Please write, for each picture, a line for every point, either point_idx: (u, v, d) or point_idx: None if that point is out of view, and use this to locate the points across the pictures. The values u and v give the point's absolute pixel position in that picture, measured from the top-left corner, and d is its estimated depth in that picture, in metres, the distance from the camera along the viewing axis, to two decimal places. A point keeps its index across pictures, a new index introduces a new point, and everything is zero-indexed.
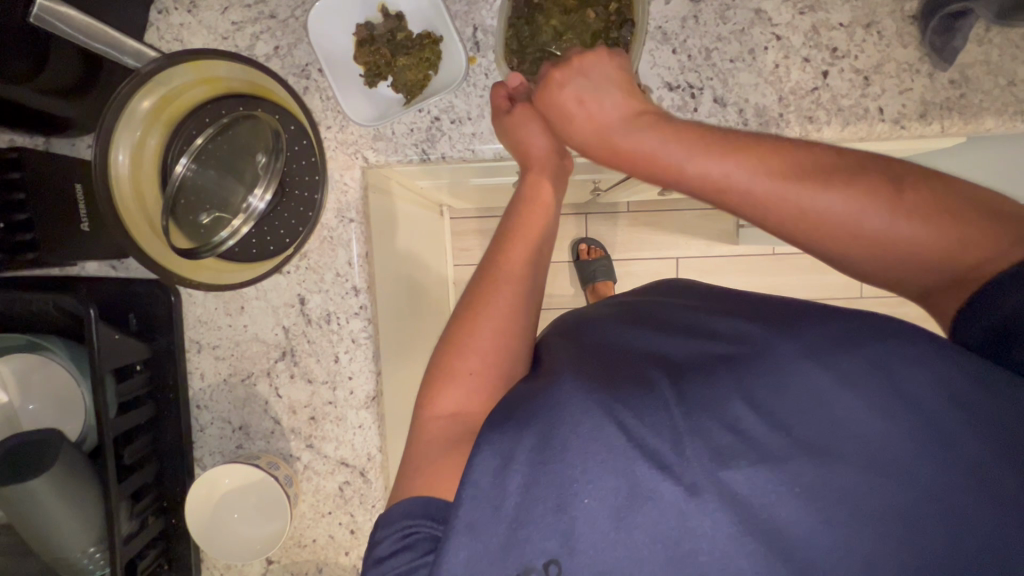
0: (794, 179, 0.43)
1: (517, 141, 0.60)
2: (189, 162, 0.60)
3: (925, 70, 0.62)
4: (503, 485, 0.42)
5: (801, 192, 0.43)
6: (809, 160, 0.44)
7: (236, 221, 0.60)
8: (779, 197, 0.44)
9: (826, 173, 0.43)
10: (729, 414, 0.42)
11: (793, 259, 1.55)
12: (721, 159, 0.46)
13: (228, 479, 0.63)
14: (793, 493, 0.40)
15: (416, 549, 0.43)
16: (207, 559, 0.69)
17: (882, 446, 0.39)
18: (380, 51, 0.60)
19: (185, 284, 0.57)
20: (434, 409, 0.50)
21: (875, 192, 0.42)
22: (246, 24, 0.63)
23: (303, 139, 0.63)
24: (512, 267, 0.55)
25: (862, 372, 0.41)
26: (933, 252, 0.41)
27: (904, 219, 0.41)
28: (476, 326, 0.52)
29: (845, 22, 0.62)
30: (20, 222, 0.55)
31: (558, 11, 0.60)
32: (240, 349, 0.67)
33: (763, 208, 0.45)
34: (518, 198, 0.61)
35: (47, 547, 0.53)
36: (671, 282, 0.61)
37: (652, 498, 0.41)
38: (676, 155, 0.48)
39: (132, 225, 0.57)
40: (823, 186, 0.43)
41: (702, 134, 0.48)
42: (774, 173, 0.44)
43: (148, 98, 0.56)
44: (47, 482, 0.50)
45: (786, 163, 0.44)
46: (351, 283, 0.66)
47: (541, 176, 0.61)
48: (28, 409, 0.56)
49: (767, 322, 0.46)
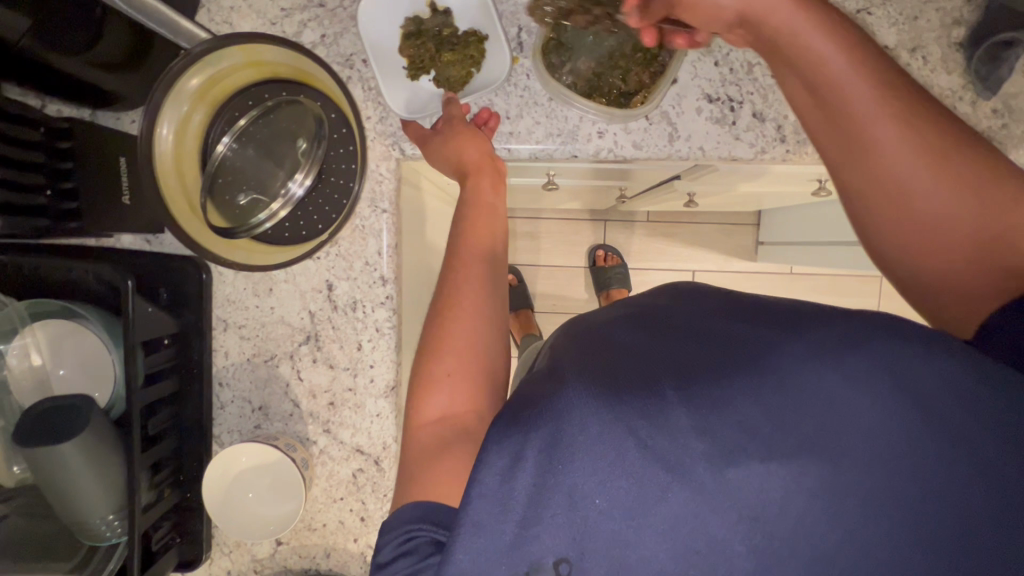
0: (903, 113, 0.43)
1: (452, 155, 0.60)
2: (230, 142, 0.62)
3: (967, 98, 0.61)
4: (511, 483, 0.42)
5: (903, 120, 0.43)
6: (942, 119, 0.43)
7: (275, 204, 0.62)
8: (885, 121, 0.43)
9: (951, 144, 0.43)
10: (736, 415, 0.41)
11: (810, 279, 1.54)
12: (846, 56, 0.44)
13: (245, 457, 0.63)
14: (801, 489, 0.39)
15: (417, 553, 0.43)
16: (218, 536, 0.69)
17: (892, 449, 0.39)
18: (425, 45, 0.61)
19: (218, 262, 0.58)
20: (421, 415, 0.50)
21: (952, 157, 0.43)
22: (295, 11, 0.64)
23: (344, 127, 0.63)
24: (468, 258, 0.56)
25: (870, 375, 0.40)
26: (994, 255, 0.43)
27: (967, 193, 0.43)
28: (450, 324, 0.53)
29: (890, 45, 0.62)
30: (67, 190, 0.56)
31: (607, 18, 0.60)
32: (266, 330, 0.68)
33: (869, 140, 0.44)
34: (461, 204, 0.60)
35: (69, 511, 0.53)
36: (669, 285, 0.58)
37: (661, 497, 0.40)
38: (829, 57, 0.44)
39: (171, 200, 0.57)
40: (919, 125, 0.43)
41: (861, 48, 0.44)
42: (892, 101, 0.43)
43: (196, 78, 0.57)
44: (76, 446, 0.50)
45: (905, 92, 0.44)
46: (379, 273, 0.66)
47: (483, 179, 0.60)
48: (59, 374, 0.56)
49: (774, 323, 0.46)
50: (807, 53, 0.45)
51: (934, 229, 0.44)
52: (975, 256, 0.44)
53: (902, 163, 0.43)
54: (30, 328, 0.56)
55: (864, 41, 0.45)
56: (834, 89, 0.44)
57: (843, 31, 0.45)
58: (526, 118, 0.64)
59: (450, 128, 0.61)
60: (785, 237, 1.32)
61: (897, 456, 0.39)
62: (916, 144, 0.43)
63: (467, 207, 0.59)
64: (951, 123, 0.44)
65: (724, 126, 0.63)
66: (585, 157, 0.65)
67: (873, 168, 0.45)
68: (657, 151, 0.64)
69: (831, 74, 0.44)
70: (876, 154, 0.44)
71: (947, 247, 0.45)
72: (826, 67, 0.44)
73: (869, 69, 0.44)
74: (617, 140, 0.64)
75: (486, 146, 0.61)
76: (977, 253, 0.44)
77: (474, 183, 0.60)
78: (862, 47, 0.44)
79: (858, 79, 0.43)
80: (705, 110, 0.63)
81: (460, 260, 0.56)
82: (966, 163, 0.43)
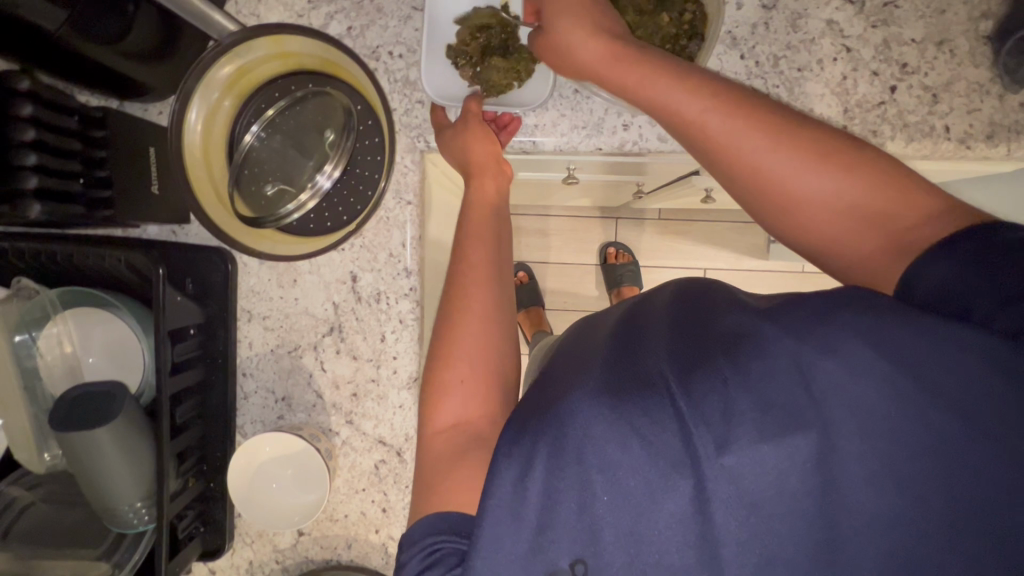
0: (737, 121, 0.45)
1: (458, 149, 0.61)
2: (258, 132, 0.63)
3: (995, 91, 0.61)
4: (524, 494, 0.42)
5: (742, 126, 0.44)
6: (780, 117, 0.45)
7: (303, 196, 0.63)
8: (723, 130, 0.45)
9: (796, 135, 0.44)
10: (724, 402, 0.40)
11: (822, 278, 1.53)
12: (678, 80, 0.47)
13: (270, 446, 0.64)
14: (794, 473, 0.38)
15: (445, 565, 0.42)
16: (240, 526, 0.70)
17: (909, 432, 0.37)
18: (478, 40, 0.61)
19: (250, 253, 0.59)
20: (438, 421, 0.49)
21: (801, 139, 0.44)
22: (322, 4, 0.64)
23: (370, 117, 0.64)
24: (475, 259, 0.56)
25: (869, 362, 0.37)
26: (895, 224, 0.41)
27: (835, 172, 0.42)
28: (466, 325, 0.52)
29: (918, 38, 0.62)
30: (100, 178, 0.56)
31: (633, 10, 0.60)
32: (290, 321, 0.68)
33: (718, 149, 0.46)
34: (466, 205, 0.60)
35: (100, 498, 0.54)
36: (678, 280, 0.54)
37: (668, 492, 0.40)
38: (658, 84, 0.47)
39: (199, 187, 0.59)
40: (760, 127, 0.44)
41: (687, 71, 0.48)
42: (724, 110, 0.45)
43: (227, 67, 0.57)
44: (109, 434, 0.51)
45: (736, 99, 0.46)
46: (403, 264, 0.66)
47: (488, 179, 0.61)
48: (89, 362, 0.57)
49: (767, 310, 0.43)
50: (644, 81, 0.48)
51: (806, 217, 0.44)
52: (862, 231, 0.42)
53: (759, 160, 0.44)
54: (62, 316, 0.56)
55: (691, 68, 0.48)
56: (674, 111, 0.47)
57: (666, 60, 0.48)
58: (551, 110, 0.64)
59: (462, 123, 0.61)
60: None
61: (900, 445, 0.37)
62: (760, 144, 0.44)
63: (473, 210, 0.60)
64: (791, 113, 0.46)
65: None
66: (609, 150, 0.65)
67: (738, 176, 0.46)
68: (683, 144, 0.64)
69: (663, 98, 0.47)
70: (732, 159, 0.45)
71: (828, 228, 0.43)
72: (658, 97, 0.48)
73: (697, 86, 0.47)
74: (642, 132, 0.64)
75: (494, 146, 0.61)
76: (855, 230, 0.42)
77: (479, 183, 0.60)
78: (692, 72, 0.48)
79: (689, 98, 0.46)
80: None
81: (471, 263, 0.56)
82: (820, 147, 0.43)
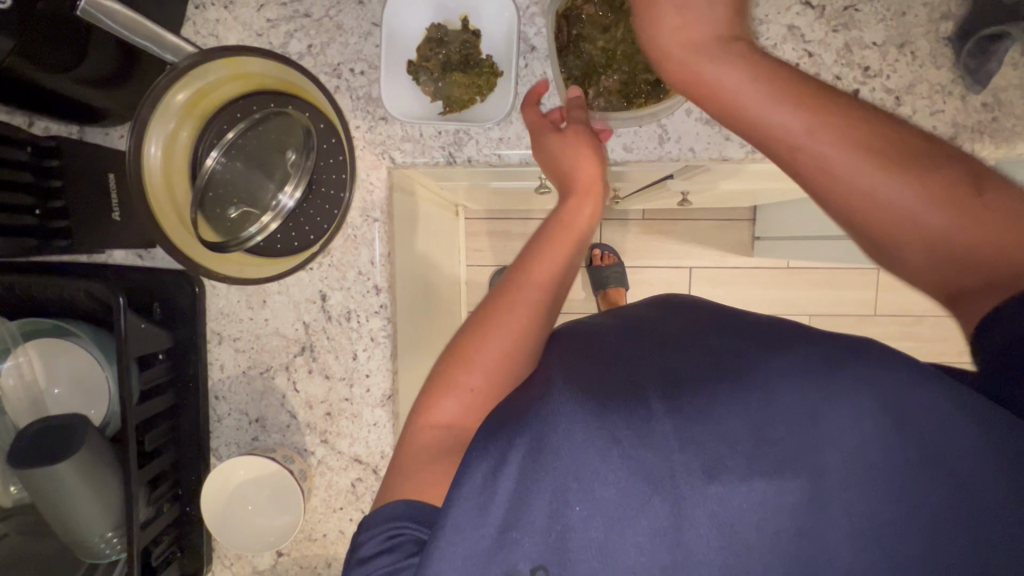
0: (843, 142, 0.40)
1: (565, 163, 0.56)
2: (219, 155, 0.61)
3: (957, 92, 0.61)
4: (490, 491, 0.41)
5: (846, 147, 0.39)
6: (890, 138, 0.40)
7: (265, 217, 0.62)
8: (857, 164, 0.40)
9: (901, 162, 0.39)
10: (719, 427, 0.41)
11: (807, 273, 1.53)
12: (775, 101, 0.40)
13: (243, 470, 0.63)
14: (783, 506, 0.39)
15: (401, 551, 0.42)
16: (218, 549, 0.69)
17: (876, 453, 0.39)
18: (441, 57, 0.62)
19: (212, 276, 0.58)
20: (431, 416, 0.47)
21: (909, 169, 0.39)
22: (281, 22, 0.64)
23: (333, 136, 0.63)
24: (529, 268, 0.52)
25: (851, 393, 0.40)
26: (991, 262, 0.39)
27: (943, 210, 0.39)
28: (486, 339, 0.49)
29: (879, 41, 0.62)
30: (56, 209, 0.57)
31: (599, 33, 0.62)
32: (261, 341, 0.68)
33: (812, 173, 0.41)
34: (550, 219, 0.56)
35: (68, 530, 0.53)
36: (660, 295, 0.57)
37: (642, 509, 0.40)
38: (752, 100, 0.41)
39: (163, 217, 0.57)
40: (866, 150, 0.39)
41: (791, 83, 0.41)
42: (840, 132, 0.40)
43: (183, 92, 0.56)
44: (74, 467, 0.50)
45: (845, 118, 0.40)
46: (372, 282, 0.66)
47: (585, 201, 0.56)
48: (54, 394, 0.57)
49: (757, 339, 0.45)
50: (732, 97, 0.41)
51: (941, 241, 0.40)
52: (953, 268, 0.40)
53: (860, 185, 0.40)
54: (23, 348, 0.56)
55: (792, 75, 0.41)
56: (766, 132, 0.41)
57: (766, 70, 0.41)
58: (516, 124, 0.64)
59: (573, 130, 0.56)
60: (780, 231, 1.32)
61: (883, 475, 0.39)
62: (865, 168, 0.39)
63: (560, 227, 0.55)
64: (898, 129, 0.41)
65: (715, 126, 0.62)
66: None
67: (828, 195, 0.42)
68: (648, 152, 0.64)
69: (789, 135, 0.40)
70: (827, 181, 0.41)
71: (918, 258, 0.41)
72: (788, 130, 0.40)
73: (798, 100, 0.40)
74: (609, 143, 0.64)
75: (602, 169, 0.57)
76: (954, 265, 0.40)
77: (577, 205, 0.55)
78: (791, 85, 0.41)
79: (786, 119, 0.40)
80: (695, 111, 0.62)
81: (522, 273, 0.52)
82: (929, 176, 0.39)
